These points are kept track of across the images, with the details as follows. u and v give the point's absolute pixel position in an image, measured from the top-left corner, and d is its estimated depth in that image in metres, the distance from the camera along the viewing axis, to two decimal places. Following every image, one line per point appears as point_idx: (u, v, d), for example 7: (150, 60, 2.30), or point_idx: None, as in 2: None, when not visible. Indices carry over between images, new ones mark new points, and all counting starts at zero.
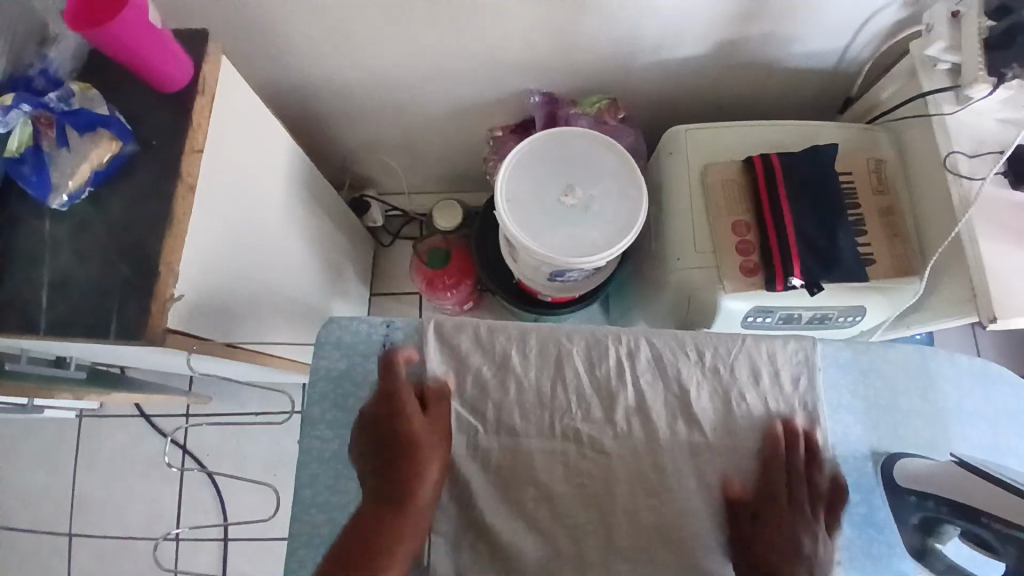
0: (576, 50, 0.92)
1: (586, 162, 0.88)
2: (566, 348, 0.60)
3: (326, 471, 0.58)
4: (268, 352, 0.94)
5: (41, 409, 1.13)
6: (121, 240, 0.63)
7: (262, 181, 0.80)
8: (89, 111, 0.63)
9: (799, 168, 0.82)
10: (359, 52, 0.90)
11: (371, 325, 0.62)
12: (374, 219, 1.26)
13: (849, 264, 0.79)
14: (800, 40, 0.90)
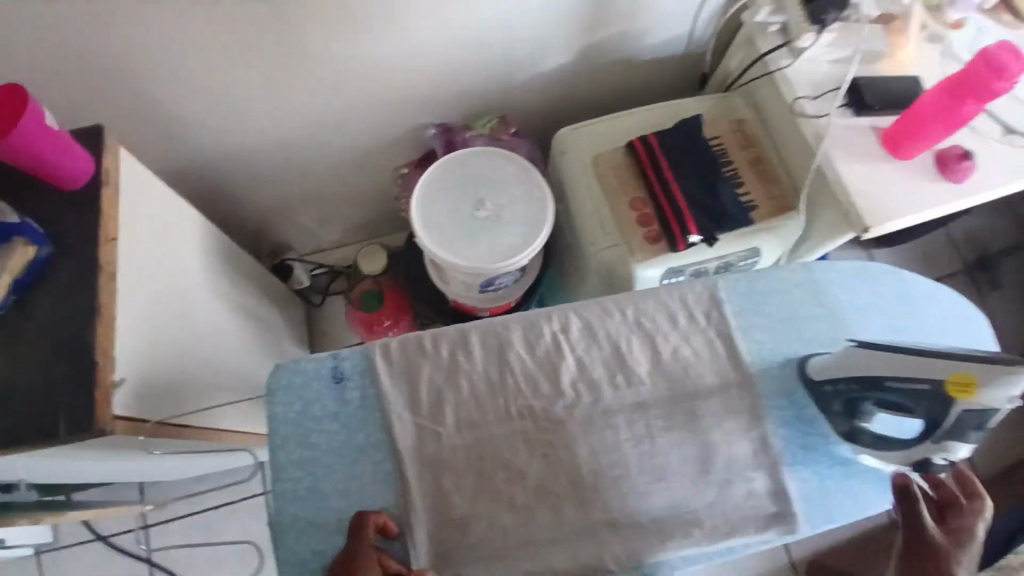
0: (458, 80, 1.00)
1: (488, 176, 0.94)
2: (506, 338, 0.66)
3: (305, 509, 0.60)
4: (226, 430, 0.94)
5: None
6: (54, 338, 0.63)
7: (179, 260, 0.82)
8: (0, 223, 0.64)
9: (672, 142, 0.93)
10: (257, 120, 0.95)
11: (320, 362, 0.65)
12: (301, 280, 1.28)
13: (733, 211, 0.91)
14: (649, 33, 1.02)
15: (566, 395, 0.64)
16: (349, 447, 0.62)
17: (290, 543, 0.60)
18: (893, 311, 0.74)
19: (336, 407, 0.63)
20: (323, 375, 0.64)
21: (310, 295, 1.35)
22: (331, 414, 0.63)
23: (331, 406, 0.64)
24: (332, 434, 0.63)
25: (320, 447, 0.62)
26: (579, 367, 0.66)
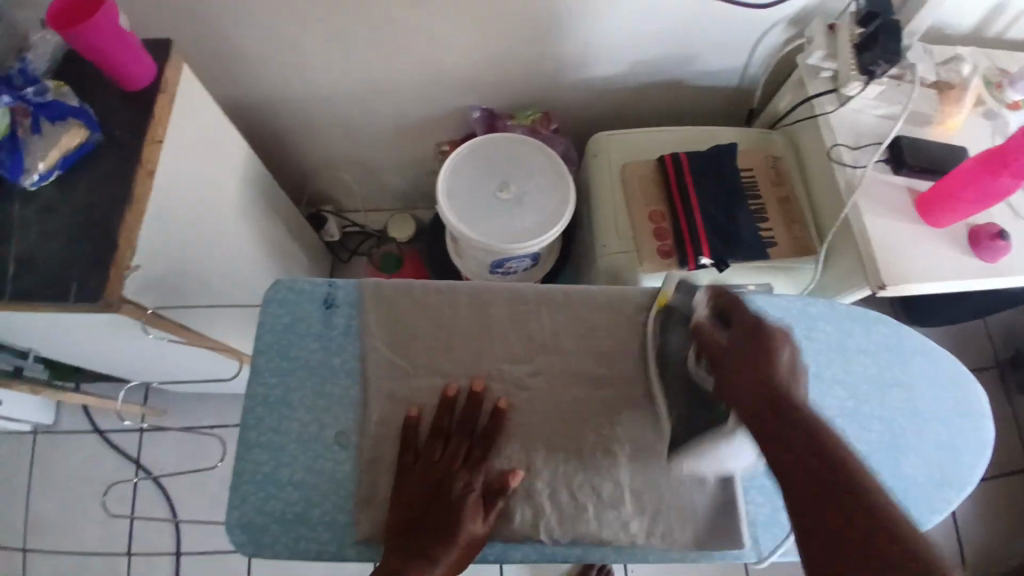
0: (509, 70, 1.04)
1: (518, 162, 0.98)
2: (491, 302, 0.70)
3: (271, 415, 0.65)
4: (225, 344, 1.00)
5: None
6: (84, 216, 0.69)
7: (218, 180, 0.87)
8: (62, 103, 0.70)
9: (702, 163, 0.93)
10: (314, 71, 1.01)
11: (316, 285, 0.70)
12: (331, 234, 1.34)
13: (750, 242, 0.89)
14: (702, 59, 1.04)
15: (535, 364, 0.69)
16: (326, 368, 0.68)
17: (249, 443, 0.65)
18: (877, 359, 0.76)
19: (321, 328, 0.69)
20: (316, 297, 0.70)
21: (338, 251, 1.41)
22: (316, 333, 0.69)
23: (317, 326, 0.69)
24: (312, 351, 0.68)
25: (298, 361, 0.68)
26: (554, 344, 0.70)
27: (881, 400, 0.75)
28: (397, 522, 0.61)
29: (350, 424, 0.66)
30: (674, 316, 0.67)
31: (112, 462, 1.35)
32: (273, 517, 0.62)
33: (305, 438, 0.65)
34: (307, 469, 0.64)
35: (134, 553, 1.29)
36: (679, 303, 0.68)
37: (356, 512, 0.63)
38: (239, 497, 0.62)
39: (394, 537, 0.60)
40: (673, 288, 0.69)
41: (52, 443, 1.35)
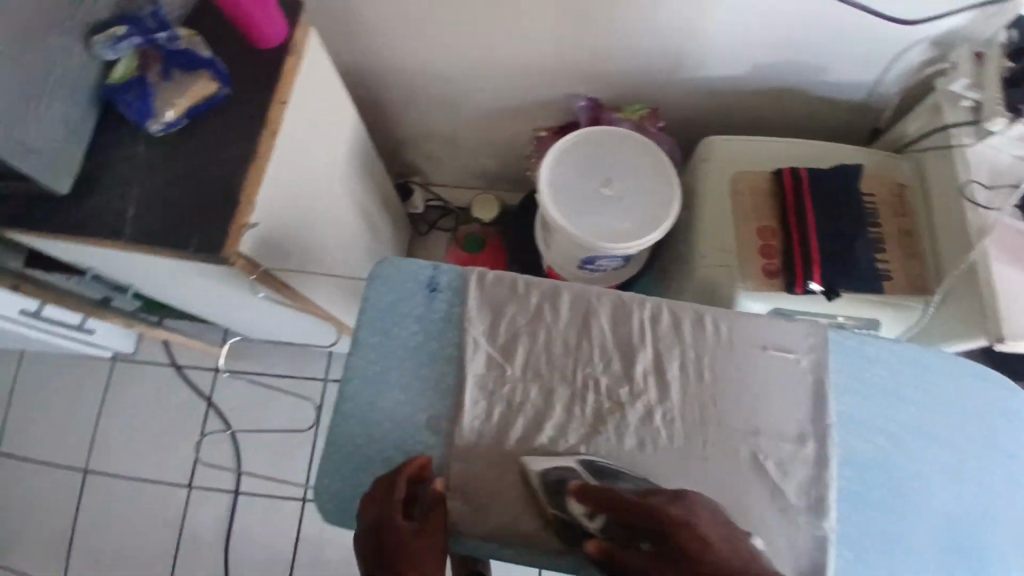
0: (623, 63, 1.00)
1: (625, 159, 0.94)
2: (595, 305, 0.69)
3: (367, 387, 0.67)
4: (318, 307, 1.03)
5: (92, 332, 1.27)
6: (208, 172, 0.70)
7: (322, 145, 0.88)
8: (195, 53, 0.71)
9: (825, 181, 0.87)
10: (424, 44, 0.99)
11: (421, 267, 0.71)
12: (415, 205, 1.36)
13: (865, 271, 0.84)
14: (833, 70, 0.97)
15: (635, 381, 0.67)
16: (424, 351, 0.69)
17: (345, 415, 0.67)
18: (988, 421, 0.71)
19: (423, 311, 0.70)
20: (421, 280, 0.71)
21: (417, 223, 1.43)
22: (417, 315, 0.70)
23: (419, 308, 0.70)
24: (412, 333, 0.69)
25: (398, 342, 0.69)
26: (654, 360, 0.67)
27: (988, 467, 0.70)
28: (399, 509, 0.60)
29: (443, 410, 0.67)
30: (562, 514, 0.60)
31: (183, 398, 1.41)
32: (362, 488, 0.65)
33: (399, 417, 0.67)
34: (398, 448, 0.66)
35: (195, 487, 1.36)
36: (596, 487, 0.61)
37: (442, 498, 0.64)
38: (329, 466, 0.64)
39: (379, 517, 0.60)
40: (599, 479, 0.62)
41: (134, 370, 1.44)
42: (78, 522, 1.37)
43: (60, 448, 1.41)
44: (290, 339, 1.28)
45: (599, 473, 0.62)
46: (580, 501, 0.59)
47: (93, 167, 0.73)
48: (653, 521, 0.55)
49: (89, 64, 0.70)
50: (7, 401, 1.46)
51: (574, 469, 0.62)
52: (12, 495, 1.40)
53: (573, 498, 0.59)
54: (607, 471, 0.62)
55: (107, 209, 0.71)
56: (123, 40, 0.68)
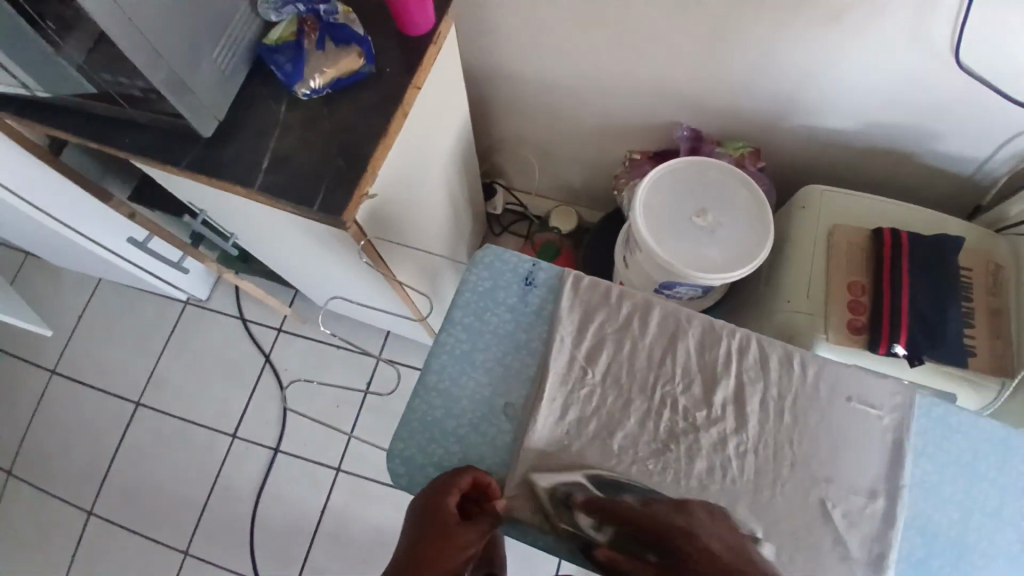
0: (732, 101, 1.02)
1: (723, 194, 0.95)
2: (684, 327, 0.71)
3: (454, 364, 0.72)
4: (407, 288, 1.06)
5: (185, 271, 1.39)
6: (341, 139, 0.76)
7: (433, 131, 0.93)
8: (350, 29, 0.76)
9: (924, 248, 0.87)
10: (543, 53, 1.04)
11: (522, 261, 0.77)
12: (495, 206, 1.40)
13: (952, 346, 0.83)
14: (944, 140, 0.97)
15: (713, 407, 0.68)
16: (511, 339, 0.73)
17: (428, 385, 0.71)
18: None
19: (516, 302, 0.75)
20: (518, 272, 0.76)
21: (492, 224, 1.47)
22: (509, 305, 0.75)
23: (513, 299, 0.75)
24: (502, 319, 0.74)
25: (488, 326, 0.74)
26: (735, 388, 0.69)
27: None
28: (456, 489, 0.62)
29: (521, 399, 0.70)
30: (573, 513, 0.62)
31: (243, 350, 1.47)
32: (432, 460, 0.68)
33: (479, 397, 0.70)
34: (473, 428, 0.69)
35: (238, 437, 1.40)
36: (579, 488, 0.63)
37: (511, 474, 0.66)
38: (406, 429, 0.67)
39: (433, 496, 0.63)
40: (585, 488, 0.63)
41: (202, 316, 1.51)
42: (123, 449, 1.43)
43: (122, 376, 1.49)
44: (360, 315, 1.33)
45: (607, 488, 0.64)
46: (587, 513, 0.62)
47: (237, 118, 0.79)
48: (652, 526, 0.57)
49: (249, 19, 0.77)
50: (82, 324, 1.55)
51: (582, 483, 0.64)
52: (70, 412, 1.48)
53: (582, 513, 0.62)
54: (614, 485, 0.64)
55: (243, 158, 0.77)
56: (288, 5, 0.76)
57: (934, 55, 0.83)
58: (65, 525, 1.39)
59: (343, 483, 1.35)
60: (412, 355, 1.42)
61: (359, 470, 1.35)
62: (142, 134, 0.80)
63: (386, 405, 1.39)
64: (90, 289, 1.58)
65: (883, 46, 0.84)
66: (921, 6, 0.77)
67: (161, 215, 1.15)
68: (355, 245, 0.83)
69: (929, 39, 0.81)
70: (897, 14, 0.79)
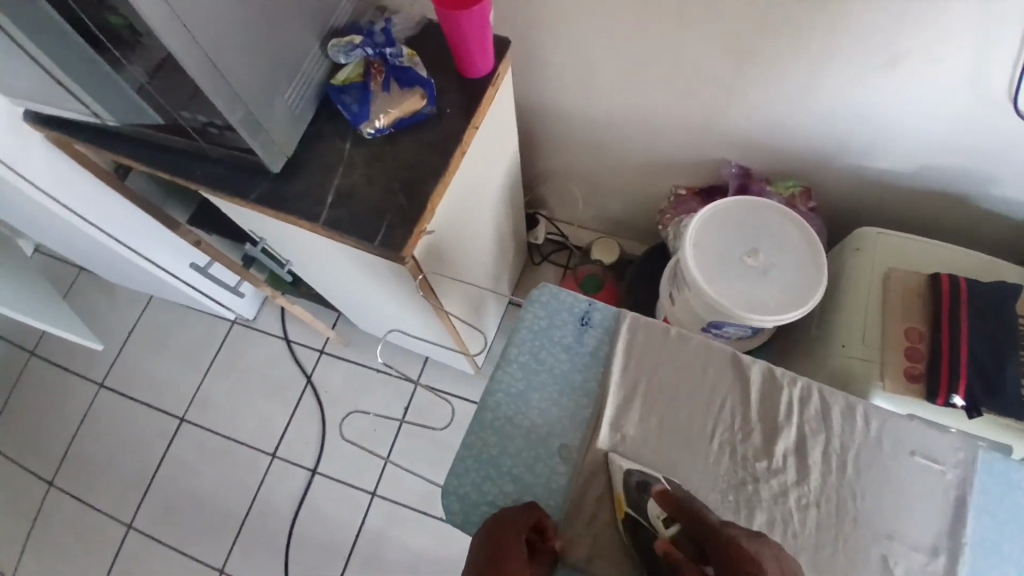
0: (782, 142, 1.02)
1: (774, 234, 0.95)
2: (739, 371, 0.71)
3: (509, 402, 0.73)
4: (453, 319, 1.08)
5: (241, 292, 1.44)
6: (404, 177, 0.79)
7: (486, 168, 0.96)
8: (414, 72, 0.80)
9: (982, 296, 0.85)
10: (595, 92, 1.07)
11: (578, 300, 0.78)
12: (537, 236, 1.42)
13: (1012, 400, 0.80)
14: (1004, 185, 0.95)
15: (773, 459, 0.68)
16: (567, 378, 0.74)
17: (485, 422, 0.72)
18: None
19: (572, 341, 0.76)
20: (574, 312, 0.77)
21: (533, 253, 1.49)
22: (564, 344, 0.76)
23: (569, 338, 0.76)
24: (558, 359, 0.75)
25: (544, 364, 0.75)
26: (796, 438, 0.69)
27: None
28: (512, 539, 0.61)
29: (576, 439, 0.71)
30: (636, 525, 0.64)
31: (285, 371, 1.50)
32: (486, 497, 0.69)
33: (534, 436, 0.71)
34: (529, 467, 0.70)
35: (277, 457, 1.43)
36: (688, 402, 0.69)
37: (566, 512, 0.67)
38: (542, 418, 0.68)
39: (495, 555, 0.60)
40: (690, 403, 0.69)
41: (248, 335, 1.55)
42: (166, 465, 1.46)
43: (169, 391, 1.53)
44: (403, 342, 1.35)
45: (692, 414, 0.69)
46: (661, 502, 0.63)
47: (303, 155, 0.82)
48: (725, 554, 0.56)
49: (319, 61, 0.81)
50: (132, 339, 1.60)
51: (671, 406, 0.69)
52: (117, 426, 1.52)
53: (656, 501, 0.63)
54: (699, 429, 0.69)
55: (308, 193, 0.80)
56: (357, 48, 0.79)
57: (995, 101, 0.83)
58: (106, 537, 1.42)
59: (378, 508, 1.35)
60: (451, 381, 1.43)
61: (394, 496, 1.36)
62: (212, 167, 0.83)
63: (423, 431, 1.40)
64: (141, 305, 1.64)
65: (943, 90, 0.84)
66: (984, 52, 0.77)
67: (219, 240, 1.20)
68: (412, 280, 0.85)
69: (993, 84, 0.81)
70: (960, 59, 0.79)
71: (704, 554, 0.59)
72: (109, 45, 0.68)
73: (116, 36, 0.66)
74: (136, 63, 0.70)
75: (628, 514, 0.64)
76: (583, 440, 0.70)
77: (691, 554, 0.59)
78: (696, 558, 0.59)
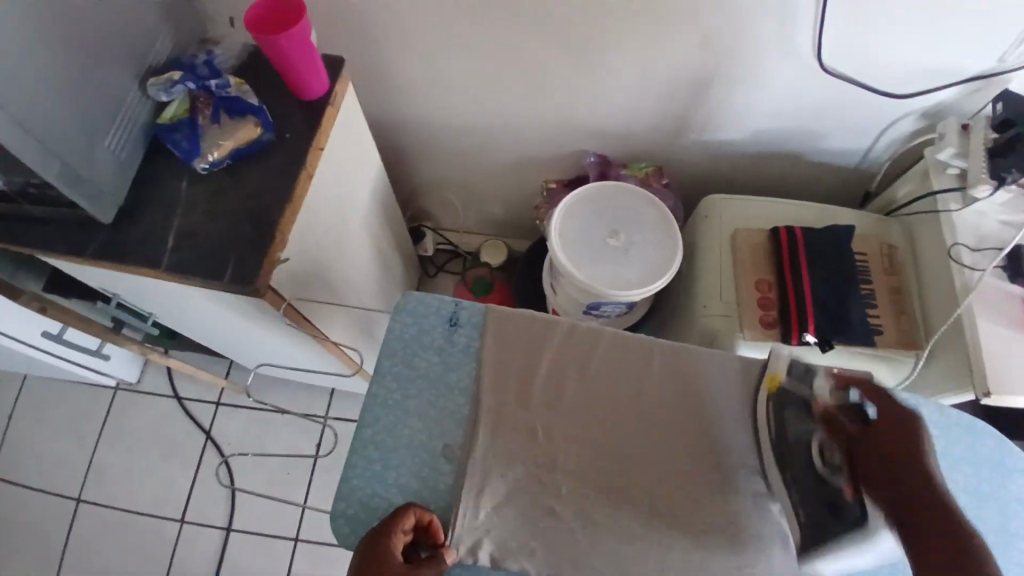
0: (632, 126, 1.08)
1: (631, 212, 0.99)
2: (598, 343, 0.75)
3: (387, 416, 0.73)
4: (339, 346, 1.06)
5: (105, 355, 1.35)
6: (249, 210, 0.77)
7: (345, 187, 0.95)
8: (243, 101, 0.79)
9: (818, 241, 0.93)
10: (449, 101, 1.08)
11: (444, 302, 0.79)
12: (425, 249, 1.42)
13: (857, 328, 0.89)
14: (828, 138, 1.04)
15: (643, 420, 0.71)
16: (442, 382, 0.75)
17: (366, 438, 0.72)
18: (978, 469, 0.74)
19: (443, 344, 0.77)
20: (442, 314, 0.78)
21: (425, 266, 1.49)
22: (437, 348, 0.76)
23: (440, 341, 0.77)
24: (431, 363, 0.76)
25: (418, 372, 0.75)
26: (775, 406, 0.71)
27: (971, 508, 0.72)
28: (402, 527, 0.64)
29: (457, 439, 0.72)
30: (790, 397, 0.70)
31: (183, 429, 1.42)
32: (376, 514, 0.69)
33: (417, 442, 0.72)
34: (415, 475, 0.70)
35: (187, 521, 1.35)
36: (791, 386, 0.71)
37: (454, 512, 0.67)
38: (482, 451, 0.70)
39: (376, 536, 0.63)
40: (783, 368, 0.72)
41: (137, 399, 1.46)
42: (65, 554, 1.35)
43: (55, 474, 1.41)
44: (304, 379, 1.32)
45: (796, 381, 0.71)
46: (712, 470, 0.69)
47: (140, 201, 0.79)
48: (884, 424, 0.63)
49: (140, 102, 0.78)
50: (7, 426, 1.47)
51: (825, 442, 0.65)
52: (2, 523, 1.38)
53: (825, 379, 0.69)
54: (805, 371, 0.71)
55: (147, 240, 0.76)
56: (178, 85, 0.77)
57: (805, 62, 0.90)
58: None
59: (302, 552, 1.31)
60: (360, 408, 1.41)
61: (319, 536, 1.32)
62: (40, 227, 0.78)
63: (338, 463, 1.37)
64: (11, 388, 1.50)
65: (762, 57, 0.90)
66: (784, 17, 0.83)
67: (76, 303, 1.12)
68: (276, 310, 0.83)
69: (799, 47, 0.88)
70: (771, 29, 0.85)
71: (871, 418, 0.64)
72: None
73: None
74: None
75: (782, 387, 0.71)
76: (464, 441, 0.72)
77: (851, 410, 0.65)
78: (859, 419, 0.65)
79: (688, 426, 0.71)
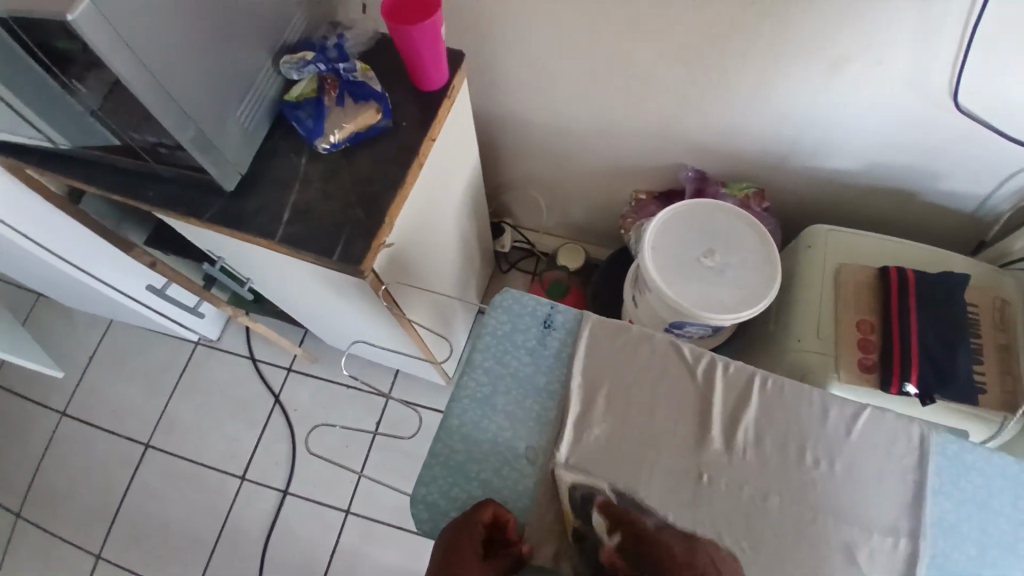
0: (737, 145, 1.05)
1: (729, 233, 0.97)
2: (693, 364, 0.74)
3: (474, 409, 0.74)
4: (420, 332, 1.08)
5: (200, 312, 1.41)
6: (362, 191, 0.79)
7: (446, 178, 0.96)
8: (368, 87, 0.81)
9: (928, 286, 0.89)
10: (552, 102, 1.08)
11: (540, 304, 0.79)
12: (503, 244, 1.43)
13: (963, 384, 0.84)
14: (947, 178, 0.99)
15: (732, 449, 0.70)
16: (531, 382, 0.75)
17: (451, 428, 0.73)
18: None
19: (536, 345, 0.77)
20: (537, 316, 0.78)
21: (500, 261, 1.50)
22: (529, 347, 0.77)
23: (532, 341, 0.77)
24: (522, 363, 0.76)
25: (508, 370, 0.76)
26: None
27: None
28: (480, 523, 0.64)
29: (540, 442, 0.72)
30: None
31: (252, 390, 1.48)
32: (455, 505, 0.70)
33: (501, 439, 0.72)
34: (496, 471, 0.71)
35: (247, 479, 1.40)
36: None
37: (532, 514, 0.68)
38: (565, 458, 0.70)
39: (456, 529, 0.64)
40: None
41: (214, 356, 1.52)
42: (133, 492, 1.42)
43: (132, 416, 1.49)
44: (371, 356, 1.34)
45: None
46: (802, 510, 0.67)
47: (260, 171, 0.82)
48: None
49: (272, 78, 0.81)
50: (95, 366, 1.56)
51: None
52: (80, 456, 1.47)
53: None
54: None
55: (264, 210, 0.79)
56: (310, 64, 0.79)
57: (933, 101, 0.86)
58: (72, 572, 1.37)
59: (352, 525, 1.34)
60: (422, 393, 1.43)
61: (368, 511, 1.35)
62: (166, 186, 0.82)
63: (395, 444, 1.39)
64: (100, 330, 1.59)
65: (888, 89, 0.86)
66: (920, 51, 0.79)
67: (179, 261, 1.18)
68: (373, 292, 0.85)
69: (931, 83, 0.84)
70: (903, 61, 0.81)
71: None
72: (58, 70, 0.66)
73: (62, 57, 0.64)
74: (86, 81, 0.67)
75: None
76: (548, 444, 0.72)
77: None
78: None
79: (778, 462, 0.69)
